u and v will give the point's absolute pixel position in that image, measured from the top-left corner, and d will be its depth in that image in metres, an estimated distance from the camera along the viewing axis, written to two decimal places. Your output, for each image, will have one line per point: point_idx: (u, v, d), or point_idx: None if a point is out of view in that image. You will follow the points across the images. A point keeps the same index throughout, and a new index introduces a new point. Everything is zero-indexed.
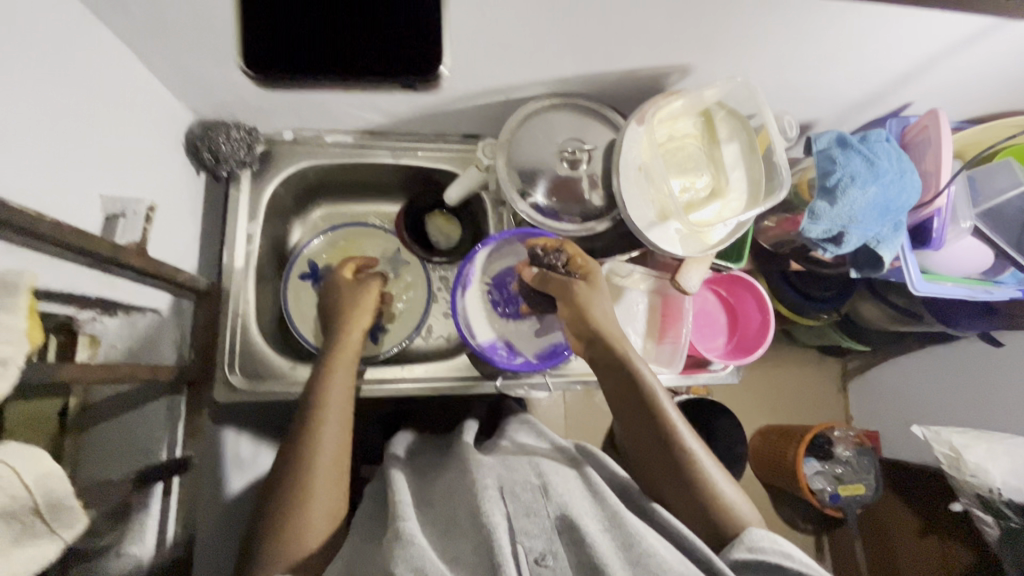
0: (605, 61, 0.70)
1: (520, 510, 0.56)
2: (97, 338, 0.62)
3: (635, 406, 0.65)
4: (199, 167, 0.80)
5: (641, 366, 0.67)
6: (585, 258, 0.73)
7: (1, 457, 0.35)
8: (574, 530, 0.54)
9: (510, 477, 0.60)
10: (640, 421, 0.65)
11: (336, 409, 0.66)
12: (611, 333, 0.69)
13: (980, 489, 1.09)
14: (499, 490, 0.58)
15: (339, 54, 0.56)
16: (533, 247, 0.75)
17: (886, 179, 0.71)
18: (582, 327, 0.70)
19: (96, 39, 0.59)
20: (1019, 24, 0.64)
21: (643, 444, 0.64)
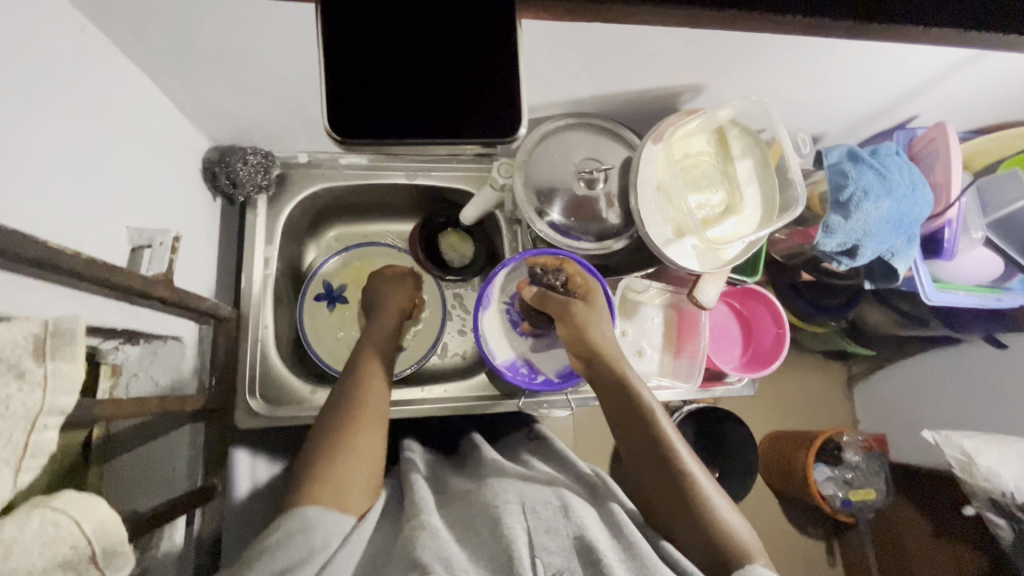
0: (620, 83, 0.71)
1: (540, 527, 0.55)
2: (118, 367, 0.67)
3: (637, 432, 0.63)
4: (216, 192, 0.80)
5: (642, 390, 0.65)
6: (584, 276, 0.73)
7: (59, 507, 0.35)
8: (591, 553, 0.52)
9: (533, 495, 0.59)
10: (641, 443, 0.63)
11: (373, 399, 0.67)
12: (611, 353, 0.68)
13: (993, 493, 1.10)
14: (520, 507, 0.57)
15: (436, 121, 0.48)
16: (534, 265, 0.76)
17: (899, 192, 0.73)
18: (582, 347, 0.68)
19: (121, 72, 0.59)
20: (994, 56, 0.68)
21: (645, 474, 0.62)
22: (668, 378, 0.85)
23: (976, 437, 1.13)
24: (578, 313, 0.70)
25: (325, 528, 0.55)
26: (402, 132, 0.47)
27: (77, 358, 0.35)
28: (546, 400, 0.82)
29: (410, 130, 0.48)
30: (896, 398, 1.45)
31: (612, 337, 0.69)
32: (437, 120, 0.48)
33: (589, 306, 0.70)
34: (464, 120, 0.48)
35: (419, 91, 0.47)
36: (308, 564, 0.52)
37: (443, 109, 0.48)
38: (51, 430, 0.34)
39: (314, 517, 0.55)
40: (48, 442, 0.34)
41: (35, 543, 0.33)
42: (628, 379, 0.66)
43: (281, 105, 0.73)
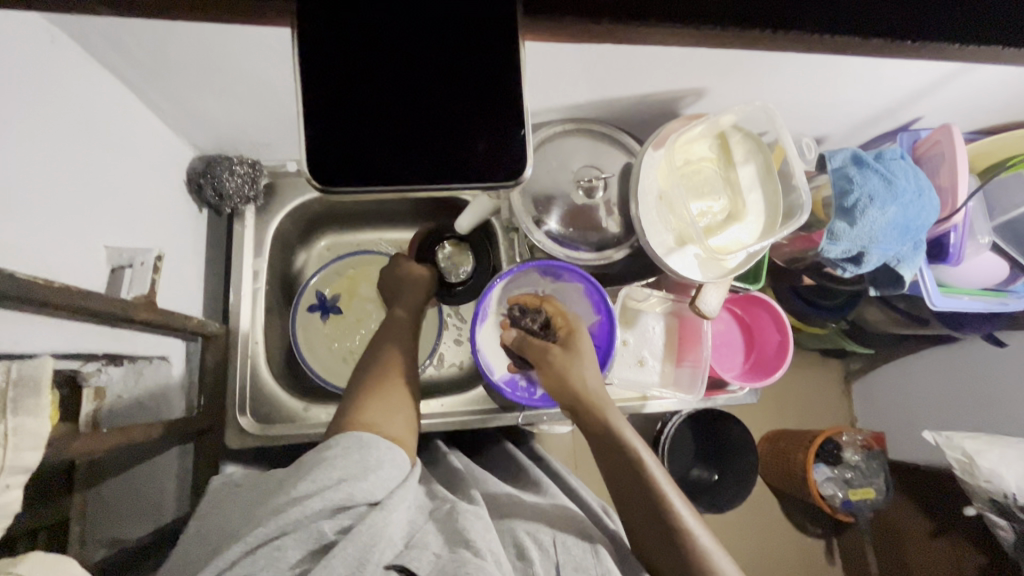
0: (618, 88, 0.69)
1: (569, 563, 0.56)
2: (102, 389, 0.59)
3: (630, 487, 0.60)
4: (202, 204, 0.77)
5: (623, 430, 0.63)
6: (564, 316, 0.74)
7: (25, 570, 0.33)
8: None
9: (564, 531, 0.60)
10: (625, 483, 0.61)
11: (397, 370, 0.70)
12: (591, 394, 0.65)
13: (994, 495, 1.09)
14: (550, 540, 0.58)
15: (435, 148, 0.42)
16: (513, 306, 0.78)
17: (905, 198, 0.71)
18: (563, 395, 0.67)
19: (95, 84, 0.56)
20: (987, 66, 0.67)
21: (638, 526, 0.59)
22: (669, 389, 0.83)
23: (977, 438, 1.12)
24: (555, 358, 0.68)
25: (377, 451, 0.57)
26: (392, 166, 0.42)
27: (42, 407, 0.33)
28: (545, 412, 0.81)
29: (401, 163, 0.42)
30: (894, 397, 1.45)
31: (596, 381, 0.67)
32: (435, 147, 0.42)
33: (568, 351, 0.68)
34: (469, 143, 0.42)
35: (417, 103, 0.42)
36: (365, 480, 0.54)
37: (441, 135, 0.42)
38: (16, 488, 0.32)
39: (369, 438, 0.57)
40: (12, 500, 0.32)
41: None
42: (618, 428, 0.63)
43: (266, 114, 0.70)
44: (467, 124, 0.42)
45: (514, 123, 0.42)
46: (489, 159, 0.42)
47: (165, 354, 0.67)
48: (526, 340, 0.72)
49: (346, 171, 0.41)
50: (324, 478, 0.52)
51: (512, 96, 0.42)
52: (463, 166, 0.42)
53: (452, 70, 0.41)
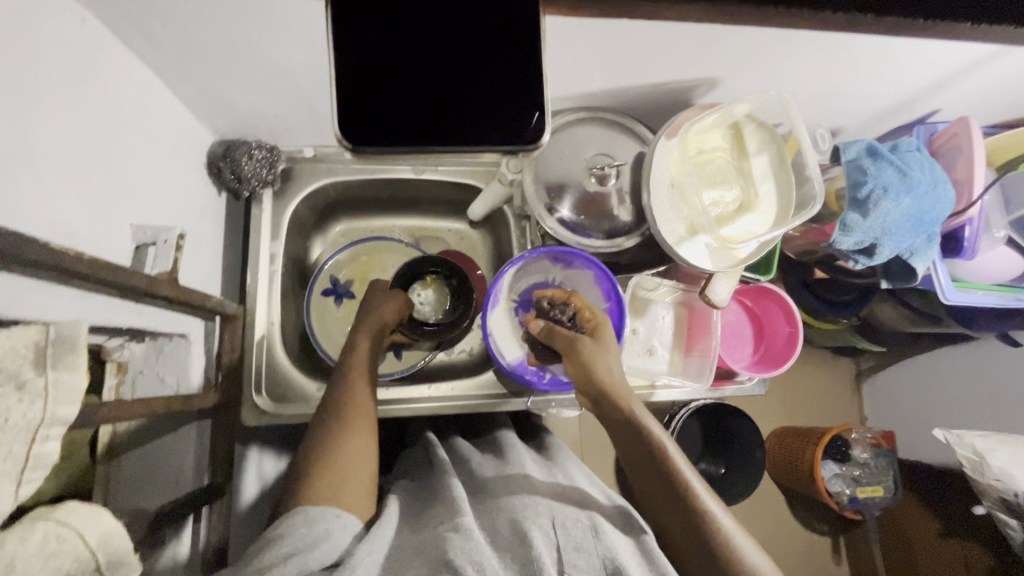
0: (632, 76, 0.69)
1: (570, 544, 0.57)
2: (125, 363, 0.64)
3: (654, 474, 0.62)
4: (221, 187, 0.79)
5: (650, 422, 0.65)
6: (592, 310, 0.73)
7: (61, 519, 0.35)
8: None
9: (562, 512, 0.61)
10: (650, 472, 0.62)
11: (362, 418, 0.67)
12: (618, 387, 0.66)
13: (1004, 494, 1.08)
14: (550, 523, 0.58)
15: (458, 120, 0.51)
16: (541, 299, 0.77)
17: (919, 190, 0.70)
18: (589, 387, 0.67)
19: (121, 65, 0.58)
20: (1007, 56, 0.67)
21: (665, 514, 0.61)
22: (678, 377, 0.83)
23: (988, 437, 1.11)
24: (585, 351, 0.68)
25: (325, 522, 0.56)
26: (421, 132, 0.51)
27: (79, 366, 0.35)
28: (554, 398, 0.82)
29: (428, 132, 0.51)
30: (905, 395, 1.44)
31: (621, 374, 0.67)
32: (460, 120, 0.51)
33: (597, 342, 0.69)
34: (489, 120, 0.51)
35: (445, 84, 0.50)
36: (315, 551, 0.53)
37: (462, 110, 0.51)
38: (54, 440, 0.34)
39: (315, 512, 0.56)
40: (52, 450, 0.33)
41: (38, 556, 0.33)
42: (642, 418, 0.65)
43: (285, 100, 0.71)
44: (489, 102, 0.51)
45: (524, 107, 0.50)
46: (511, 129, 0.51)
47: (185, 333, 0.69)
48: (554, 331, 0.71)
49: (374, 138, 0.50)
50: (269, 556, 0.52)
51: (532, 78, 0.50)
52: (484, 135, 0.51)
53: (476, 60, 0.50)
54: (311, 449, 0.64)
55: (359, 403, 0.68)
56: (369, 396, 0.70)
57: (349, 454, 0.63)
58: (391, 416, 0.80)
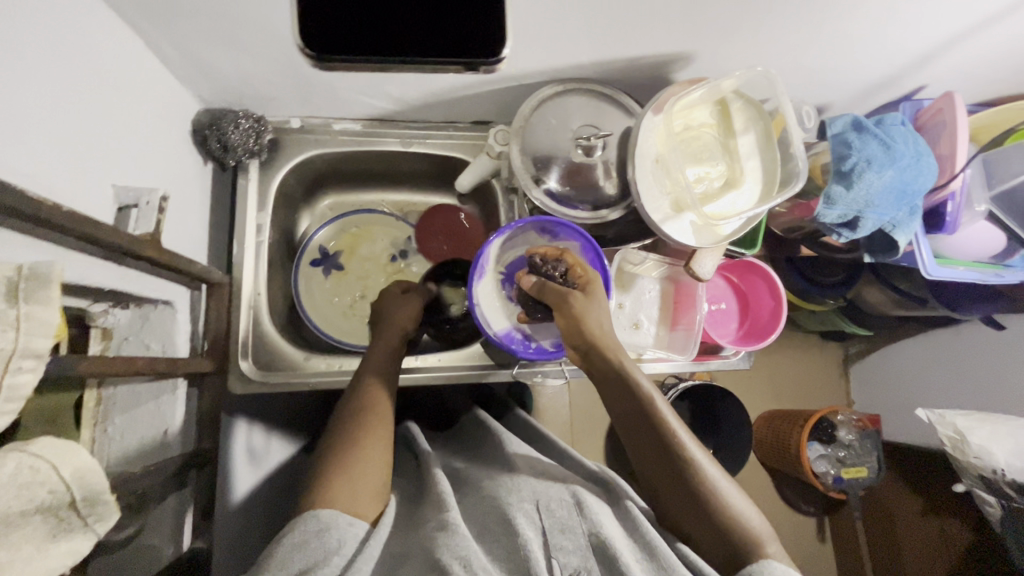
0: (620, 46, 0.69)
1: (556, 526, 0.60)
2: (110, 330, 0.65)
3: (643, 429, 0.65)
4: (207, 156, 0.79)
5: (639, 376, 0.67)
6: (585, 267, 0.73)
7: (37, 453, 0.35)
8: (608, 550, 0.57)
9: (546, 493, 0.64)
10: (639, 427, 0.65)
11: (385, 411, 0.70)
12: (606, 343, 0.68)
13: (983, 471, 1.10)
14: (534, 507, 0.62)
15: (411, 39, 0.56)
16: (533, 256, 0.75)
17: (903, 162, 0.71)
18: (579, 341, 0.69)
19: (105, 25, 0.57)
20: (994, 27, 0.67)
21: (653, 468, 0.64)
22: (663, 350, 0.84)
23: (969, 416, 1.13)
24: (575, 304, 0.69)
25: (338, 530, 0.56)
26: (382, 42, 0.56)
27: (52, 302, 0.35)
28: (540, 370, 0.83)
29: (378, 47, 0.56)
30: (892, 378, 1.46)
31: (610, 327, 0.69)
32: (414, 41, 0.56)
33: (588, 297, 0.70)
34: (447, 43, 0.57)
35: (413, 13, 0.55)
36: (326, 565, 0.52)
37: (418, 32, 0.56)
38: (26, 372, 0.34)
39: (328, 518, 0.56)
40: (24, 383, 0.34)
41: (12, 485, 0.33)
42: (632, 373, 0.66)
43: (271, 69, 0.71)
44: (451, 21, 0.56)
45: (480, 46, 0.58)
46: (469, 45, 0.58)
47: (169, 300, 0.69)
48: (546, 286, 0.71)
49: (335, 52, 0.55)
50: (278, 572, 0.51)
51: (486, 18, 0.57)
52: (445, 50, 0.57)
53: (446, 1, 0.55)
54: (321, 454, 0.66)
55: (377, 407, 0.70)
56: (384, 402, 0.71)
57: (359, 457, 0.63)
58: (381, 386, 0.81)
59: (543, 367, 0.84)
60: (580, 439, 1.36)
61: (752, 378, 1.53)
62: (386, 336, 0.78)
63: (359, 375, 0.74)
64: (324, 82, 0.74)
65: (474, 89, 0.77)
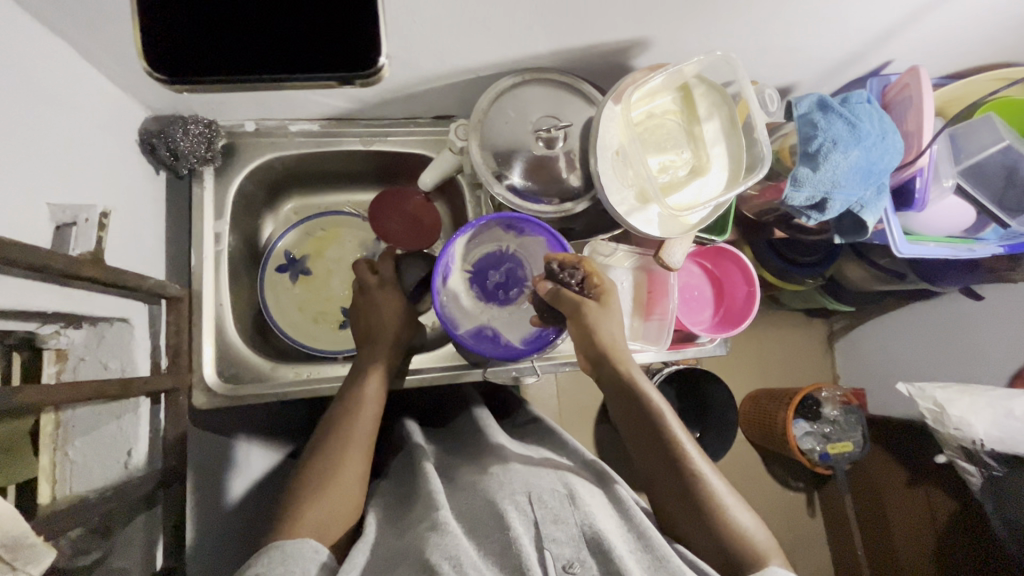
0: (576, 34, 0.67)
1: (548, 516, 0.61)
2: (64, 350, 0.62)
3: (645, 429, 0.67)
4: (158, 165, 0.76)
5: (648, 389, 0.69)
6: (601, 276, 0.71)
7: None
8: (601, 543, 0.58)
9: (539, 485, 0.65)
10: (646, 437, 0.67)
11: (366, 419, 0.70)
12: (617, 354, 0.70)
13: (964, 442, 1.11)
14: (527, 499, 0.63)
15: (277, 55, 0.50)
16: (550, 261, 0.70)
17: (868, 141, 0.70)
18: (590, 347, 0.70)
19: (28, 35, 0.54)
20: None
21: (660, 476, 0.65)
22: (638, 342, 0.84)
23: (948, 388, 1.13)
24: (589, 314, 0.69)
25: (301, 560, 0.54)
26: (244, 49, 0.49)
27: None
28: (514, 366, 0.81)
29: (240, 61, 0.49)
30: (875, 353, 1.46)
31: (621, 338, 0.70)
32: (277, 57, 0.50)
33: (601, 307, 0.70)
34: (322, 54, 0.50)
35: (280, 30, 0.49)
36: None
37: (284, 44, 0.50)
38: None
39: (292, 547, 0.55)
40: None
41: None
42: (638, 379, 0.69)
43: None
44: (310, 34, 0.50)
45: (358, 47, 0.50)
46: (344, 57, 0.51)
47: (125, 317, 0.67)
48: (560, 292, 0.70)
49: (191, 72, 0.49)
50: None
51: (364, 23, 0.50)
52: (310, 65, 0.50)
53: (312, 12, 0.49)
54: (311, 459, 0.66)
55: (363, 412, 0.70)
56: (376, 403, 0.71)
57: (345, 464, 0.65)
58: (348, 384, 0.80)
59: (514, 364, 0.83)
60: (569, 428, 1.37)
61: (737, 360, 1.54)
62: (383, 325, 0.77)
63: (352, 374, 0.75)
64: None
65: (431, 84, 0.74)
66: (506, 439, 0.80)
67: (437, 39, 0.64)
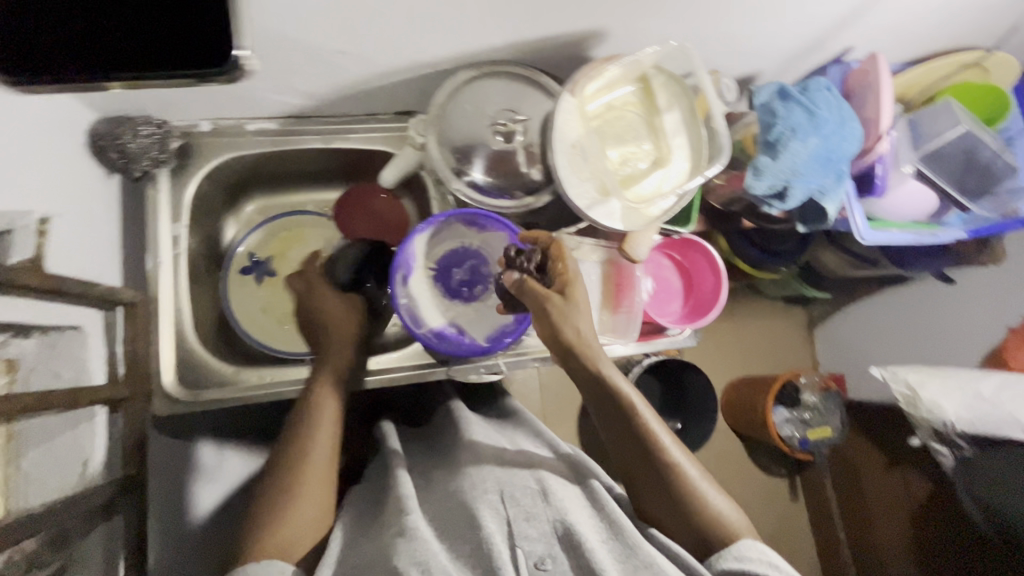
0: (531, 25, 0.65)
1: (521, 514, 0.61)
2: (16, 362, 0.56)
3: (618, 424, 0.66)
4: (110, 168, 0.74)
5: (620, 382, 0.67)
6: (566, 262, 0.67)
7: None
8: (572, 537, 0.58)
9: (511, 483, 0.65)
10: (621, 432, 0.66)
11: (326, 430, 0.69)
12: (586, 347, 0.66)
13: (935, 424, 1.11)
14: (499, 497, 0.63)
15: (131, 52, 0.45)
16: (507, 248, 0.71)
17: (827, 128, 0.70)
18: (557, 343, 0.66)
19: None
20: None
21: (637, 469, 0.65)
22: (607, 336, 0.83)
23: (919, 370, 1.14)
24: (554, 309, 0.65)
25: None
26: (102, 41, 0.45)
27: None
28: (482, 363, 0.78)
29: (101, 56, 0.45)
30: (852, 339, 1.47)
31: (589, 330, 0.66)
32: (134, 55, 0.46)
33: (566, 300, 0.65)
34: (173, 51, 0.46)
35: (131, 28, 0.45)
36: None
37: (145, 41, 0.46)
38: None
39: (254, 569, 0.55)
40: None
41: None
42: (609, 375, 0.66)
43: None
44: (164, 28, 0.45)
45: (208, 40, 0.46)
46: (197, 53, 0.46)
47: (77, 326, 0.65)
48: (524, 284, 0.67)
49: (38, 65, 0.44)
50: None
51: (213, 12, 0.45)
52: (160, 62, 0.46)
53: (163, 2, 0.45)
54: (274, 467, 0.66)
55: (320, 421, 0.68)
56: (335, 412, 0.70)
57: (312, 475, 0.65)
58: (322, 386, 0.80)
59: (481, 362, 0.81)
60: (552, 420, 1.37)
61: (718, 349, 1.54)
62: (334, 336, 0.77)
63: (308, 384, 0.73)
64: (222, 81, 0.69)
65: (388, 78, 0.73)
66: (479, 434, 0.80)
67: (387, 33, 0.63)
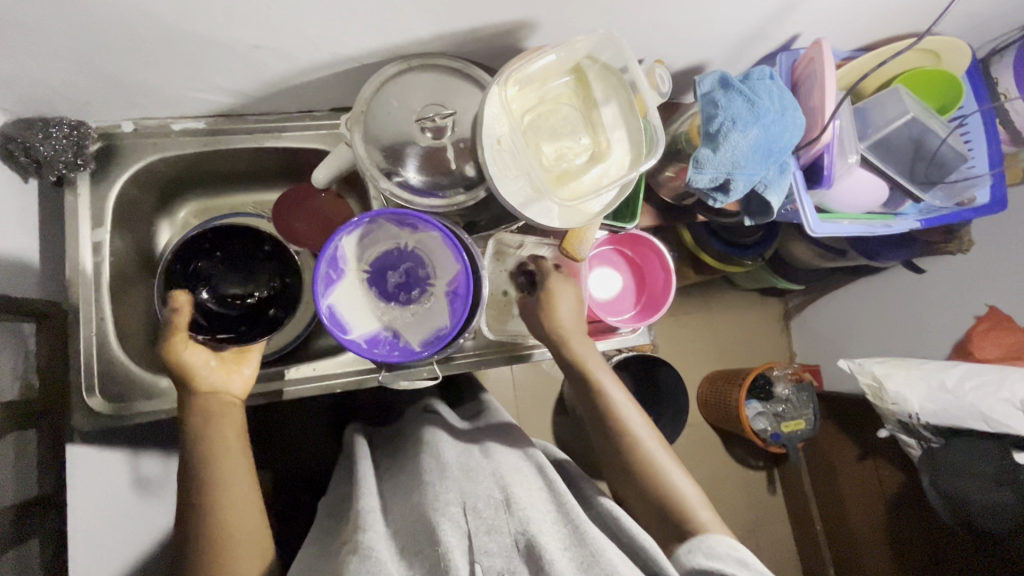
0: (455, 17, 0.62)
1: (481, 527, 0.58)
2: None
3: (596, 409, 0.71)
4: (25, 173, 0.71)
5: (600, 372, 0.72)
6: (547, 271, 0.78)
7: None
8: (534, 548, 0.55)
9: (473, 493, 0.61)
10: (598, 416, 0.71)
11: (239, 477, 0.62)
12: (570, 337, 0.73)
13: (901, 416, 1.09)
14: (460, 510, 0.59)
15: None
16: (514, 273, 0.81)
17: (767, 119, 0.68)
18: (545, 335, 0.74)
19: None
20: None
21: (609, 452, 0.70)
22: None
23: (885, 362, 1.12)
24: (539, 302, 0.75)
25: None
26: None
27: None
28: (404, 372, 0.77)
29: None
30: (825, 330, 1.46)
31: (573, 321, 0.74)
32: None
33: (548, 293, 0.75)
34: None
35: None
36: None
37: None
38: None
39: None
40: None
41: None
42: (587, 363, 0.72)
43: (72, 77, 0.63)
44: None
45: None
46: None
47: None
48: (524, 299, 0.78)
49: None
50: None
51: None
52: None
53: None
54: (205, 484, 0.61)
55: (222, 463, 0.62)
56: (240, 448, 0.63)
57: (236, 509, 0.60)
58: (270, 392, 0.78)
59: (413, 368, 0.77)
60: (525, 417, 1.35)
61: (693, 343, 1.52)
62: (203, 394, 0.65)
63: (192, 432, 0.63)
64: (136, 79, 0.66)
65: (313, 73, 0.70)
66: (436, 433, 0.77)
67: (300, 29, 0.60)
